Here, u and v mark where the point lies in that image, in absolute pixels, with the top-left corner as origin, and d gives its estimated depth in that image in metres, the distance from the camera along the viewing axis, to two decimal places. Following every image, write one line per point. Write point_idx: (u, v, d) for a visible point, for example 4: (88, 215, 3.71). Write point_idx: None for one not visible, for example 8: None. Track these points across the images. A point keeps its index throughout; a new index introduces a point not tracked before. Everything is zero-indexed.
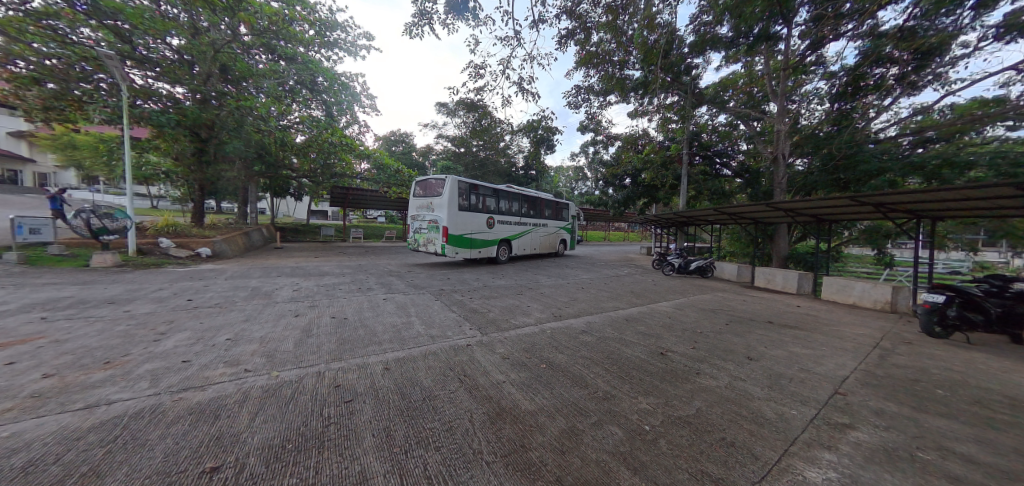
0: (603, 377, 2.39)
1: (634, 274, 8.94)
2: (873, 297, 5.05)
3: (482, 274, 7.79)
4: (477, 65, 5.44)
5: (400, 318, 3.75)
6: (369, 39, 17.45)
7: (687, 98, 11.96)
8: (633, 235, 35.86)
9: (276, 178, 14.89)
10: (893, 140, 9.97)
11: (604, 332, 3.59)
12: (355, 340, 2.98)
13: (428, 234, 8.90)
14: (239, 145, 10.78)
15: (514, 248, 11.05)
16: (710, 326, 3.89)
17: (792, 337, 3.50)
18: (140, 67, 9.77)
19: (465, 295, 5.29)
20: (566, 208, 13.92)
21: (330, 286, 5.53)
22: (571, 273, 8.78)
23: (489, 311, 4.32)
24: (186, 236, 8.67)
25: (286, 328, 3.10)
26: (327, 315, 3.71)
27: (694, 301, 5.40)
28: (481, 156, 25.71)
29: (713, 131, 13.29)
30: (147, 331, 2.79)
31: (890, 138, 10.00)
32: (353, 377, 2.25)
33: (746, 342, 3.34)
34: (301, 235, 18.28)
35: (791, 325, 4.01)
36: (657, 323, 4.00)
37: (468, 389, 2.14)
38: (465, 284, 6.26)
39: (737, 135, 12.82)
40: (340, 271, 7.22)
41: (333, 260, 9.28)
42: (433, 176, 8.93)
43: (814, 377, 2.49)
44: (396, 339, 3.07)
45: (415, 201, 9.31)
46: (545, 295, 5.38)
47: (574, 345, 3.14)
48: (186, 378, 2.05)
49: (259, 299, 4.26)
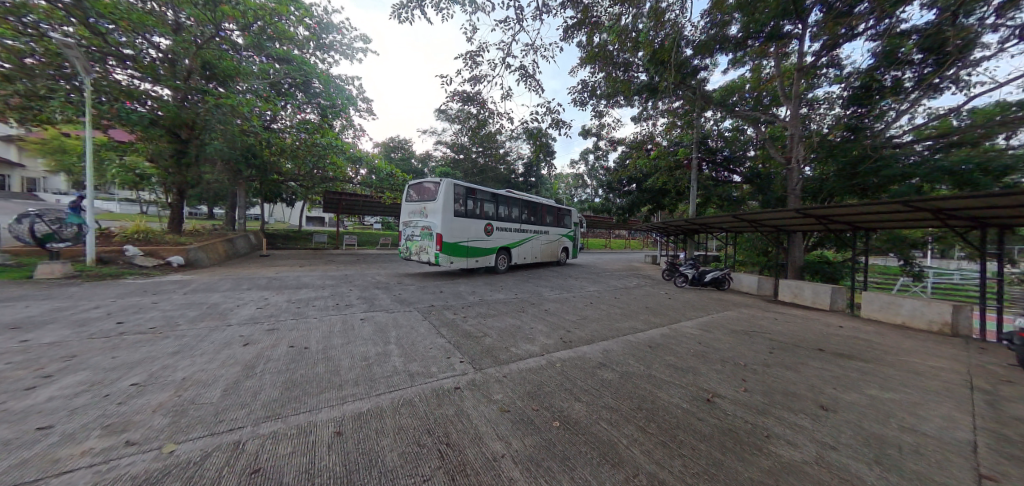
0: (643, 449, 1.70)
1: (644, 285, 8.26)
2: (927, 317, 4.39)
3: (478, 286, 7.10)
4: (472, 52, 4.84)
5: (374, 347, 3.04)
6: (365, 42, 17.12)
7: (694, 101, 11.51)
8: (633, 243, 35.39)
9: (265, 182, 14.24)
10: (910, 146, 9.52)
11: (627, 366, 2.89)
12: (310, 381, 2.28)
13: (421, 242, 8.22)
14: (223, 147, 10.19)
15: (513, 256, 10.38)
16: (753, 355, 3.20)
17: (859, 372, 2.81)
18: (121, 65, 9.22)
19: (457, 312, 4.60)
20: (568, 215, 13.29)
21: (304, 301, 4.83)
22: (575, 284, 8.11)
23: (485, 335, 3.62)
24: (157, 244, 7.98)
25: (222, 366, 2.40)
26: (284, 344, 3.00)
27: (721, 321, 4.72)
28: (480, 163, 25.33)
29: (719, 137, 12.86)
30: (23, 374, 2.07)
31: (907, 143, 9.55)
32: (284, 453, 1.55)
33: (806, 380, 2.65)
34: (292, 242, 17.62)
35: (847, 354, 3.33)
36: (689, 353, 3.30)
37: (450, 475, 1.46)
38: (459, 298, 5.57)
39: (745, 140, 12.36)
40: (321, 283, 6.51)
41: (318, 270, 8.57)
42: (427, 179, 8.30)
43: (930, 443, 1.79)
44: (363, 380, 2.37)
45: (408, 206, 8.66)
46: (550, 313, 4.70)
47: (592, 387, 2.45)
48: (20, 462, 1.34)
49: (208, 319, 3.55)
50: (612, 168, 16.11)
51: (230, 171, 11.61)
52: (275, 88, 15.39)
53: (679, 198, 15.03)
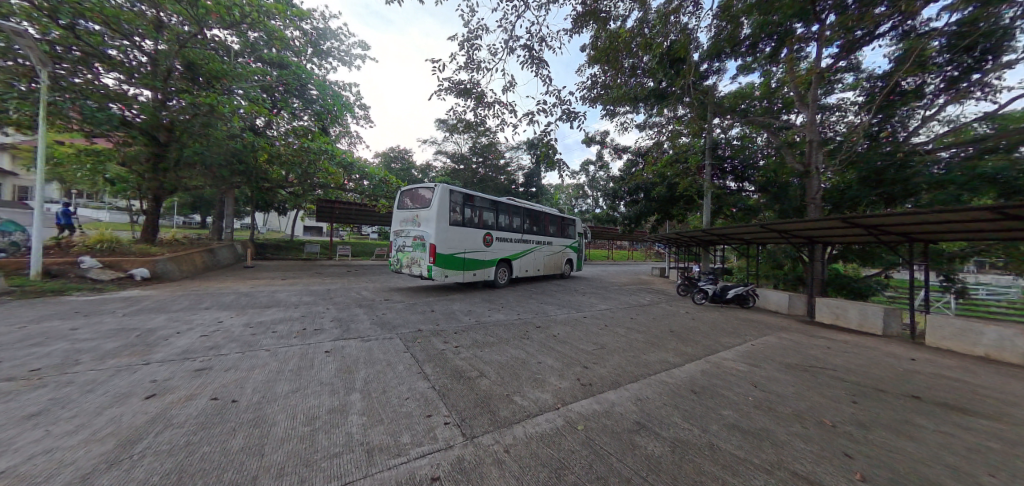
0: None
1: (659, 303, 7.45)
2: (1019, 349, 3.60)
3: (476, 304, 6.30)
4: (468, 36, 4.20)
5: (330, 399, 2.23)
6: (364, 49, 16.82)
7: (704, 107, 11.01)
8: (636, 255, 34.74)
9: (255, 189, 13.62)
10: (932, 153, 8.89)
11: (678, 428, 2.09)
12: (209, 471, 1.47)
13: (413, 253, 7.46)
14: (205, 152, 9.57)
15: (514, 269, 9.62)
16: (839, 408, 2.39)
17: (1000, 439, 2.02)
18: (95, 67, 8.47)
19: (448, 340, 3.80)
20: (571, 225, 12.59)
21: (266, 324, 4.04)
22: (584, 300, 7.34)
23: (481, 376, 2.82)
24: (122, 255, 7.24)
25: (83, 442, 1.59)
26: (206, 393, 2.20)
27: (766, 351, 3.91)
28: (480, 173, 24.95)
29: (728, 145, 12.32)
30: None
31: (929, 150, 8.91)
32: None
33: (941, 456, 1.84)
34: (283, 253, 16.94)
35: (956, 404, 2.54)
36: (751, 402, 2.49)
37: None
38: (452, 320, 4.77)
39: (757, 147, 11.79)
40: (296, 300, 5.71)
41: (299, 284, 7.77)
42: (421, 185, 7.61)
43: None
44: (295, 467, 1.56)
45: (400, 214, 7.93)
46: (561, 342, 3.91)
47: (637, 473, 1.64)
48: None
49: (123, 354, 2.74)
50: (617, 176, 15.49)
51: (214, 178, 10.94)
52: (269, 93, 14.94)
53: (687, 207, 14.41)
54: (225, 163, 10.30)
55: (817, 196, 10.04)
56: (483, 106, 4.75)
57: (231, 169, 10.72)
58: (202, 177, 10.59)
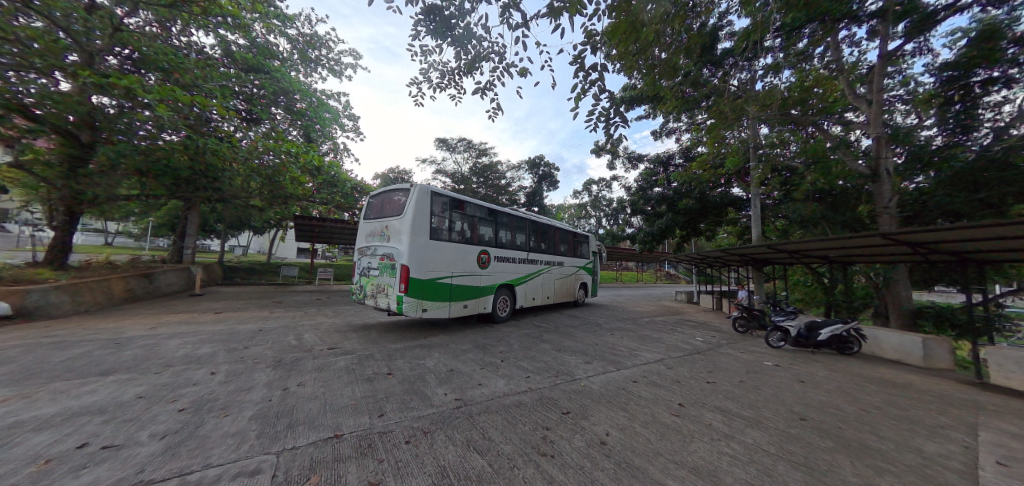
0: None
1: (721, 349, 5.33)
2: None
3: (463, 356, 4.24)
4: None
5: None
6: (356, 58, 15.89)
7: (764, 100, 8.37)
8: (646, 277, 32.48)
9: (222, 202, 11.85)
10: None
11: None
12: None
13: (379, 279, 5.47)
14: (129, 152, 7.56)
15: (517, 297, 7.58)
16: None
17: None
18: (40, 71, 6.63)
19: (378, 477, 1.72)
20: (584, 243, 10.66)
21: (14, 428, 1.96)
22: (617, 345, 5.26)
23: None
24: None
25: None
26: None
27: None
28: (480, 191, 23.54)
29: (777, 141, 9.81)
30: None
31: None
32: None
33: None
34: (256, 278, 15.00)
35: None
36: None
37: None
38: (412, 405, 2.67)
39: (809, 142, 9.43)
40: (182, 355, 3.65)
41: (225, 323, 5.71)
42: (394, 188, 5.78)
43: None
44: None
45: (367, 226, 6.02)
46: (624, 475, 1.83)
47: None
48: None
49: None
50: (633, 188, 13.72)
51: (153, 185, 9.02)
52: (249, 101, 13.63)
53: (715, 224, 12.55)
54: (160, 169, 8.42)
55: (890, 205, 8.16)
56: (471, 47, 3.12)
57: (168, 175, 8.78)
58: (132, 182, 8.63)
